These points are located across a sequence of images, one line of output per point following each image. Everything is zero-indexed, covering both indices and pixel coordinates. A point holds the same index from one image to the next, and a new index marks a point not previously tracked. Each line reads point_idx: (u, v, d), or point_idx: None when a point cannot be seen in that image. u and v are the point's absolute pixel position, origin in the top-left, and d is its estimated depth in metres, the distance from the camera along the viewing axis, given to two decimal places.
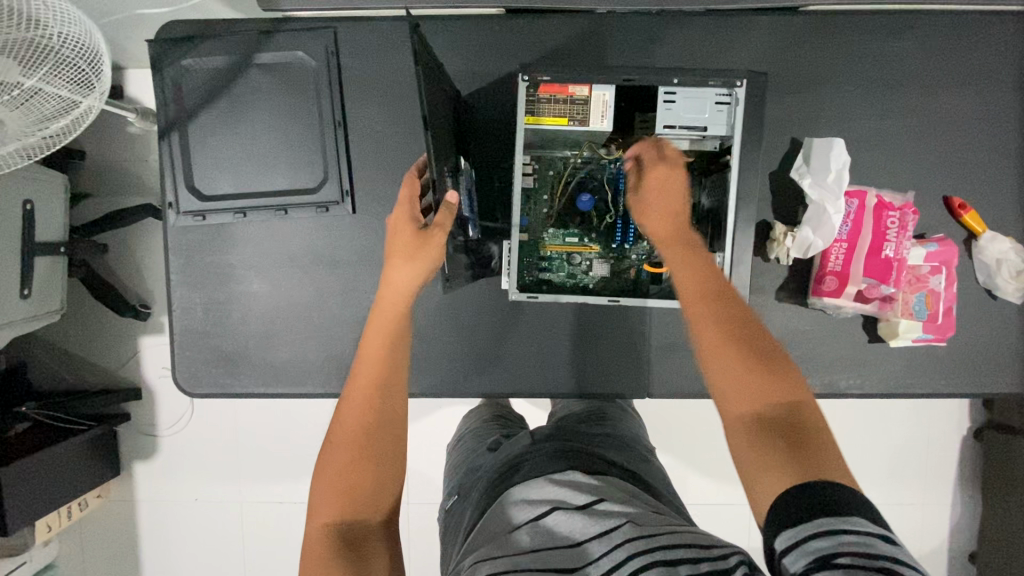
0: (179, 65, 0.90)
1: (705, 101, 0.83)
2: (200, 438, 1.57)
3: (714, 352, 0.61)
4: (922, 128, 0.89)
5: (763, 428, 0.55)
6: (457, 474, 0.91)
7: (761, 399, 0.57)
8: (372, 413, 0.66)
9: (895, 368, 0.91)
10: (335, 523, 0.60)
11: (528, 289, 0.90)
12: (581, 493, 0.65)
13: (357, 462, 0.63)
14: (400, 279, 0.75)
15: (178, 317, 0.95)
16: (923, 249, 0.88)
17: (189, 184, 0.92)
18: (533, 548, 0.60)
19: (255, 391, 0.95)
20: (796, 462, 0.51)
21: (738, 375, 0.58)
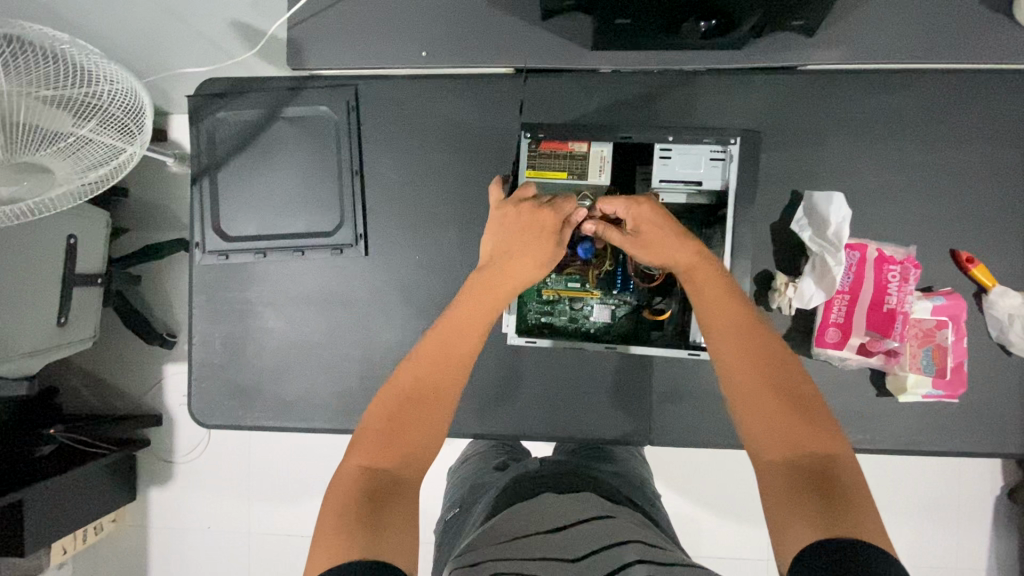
0: (213, 117, 0.98)
1: (700, 157, 0.86)
2: (221, 464, 1.64)
3: (750, 400, 0.63)
4: (923, 183, 0.89)
5: (796, 477, 0.57)
6: (463, 491, 0.96)
7: (792, 447, 0.60)
8: (441, 379, 0.70)
9: (907, 423, 0.89)
10: (374, 467, 0.63)
11: (528, 331, 0.92)
12: (595, 510, 0.69)
13: (403, 420, 0.67)
14: (521, 272, 0.78)
15: (198, 349, 1.00)
16: (929, 302, 0.87)
17: (215, 226, 0.98)
18: (539, 553, 0.61)
19: (265, 425, 0.98)
20: (829, 514, 0.53)
21: (770, 424, 0.61)
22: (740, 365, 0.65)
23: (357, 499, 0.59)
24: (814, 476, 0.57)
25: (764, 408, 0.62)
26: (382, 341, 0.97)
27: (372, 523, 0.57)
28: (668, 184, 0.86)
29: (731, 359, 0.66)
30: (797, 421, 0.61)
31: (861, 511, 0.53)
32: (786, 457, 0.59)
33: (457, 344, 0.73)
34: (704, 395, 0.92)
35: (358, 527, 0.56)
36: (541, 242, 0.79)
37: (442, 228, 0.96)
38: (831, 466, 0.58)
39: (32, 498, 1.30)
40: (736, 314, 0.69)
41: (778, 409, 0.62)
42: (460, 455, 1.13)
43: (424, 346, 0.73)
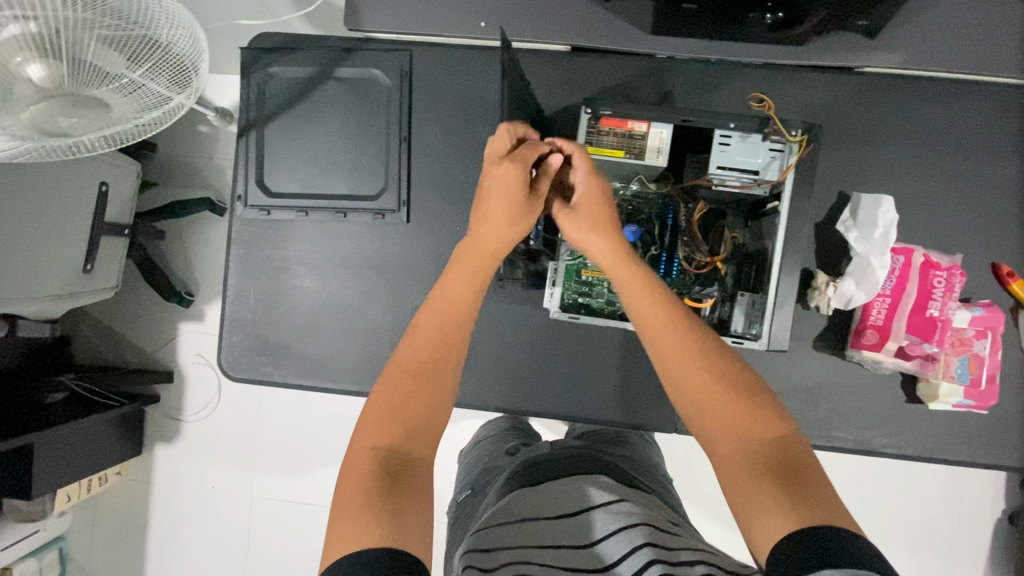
0: (265, 72, 0.97)
1: (760, 148, 0.80)
2: (234, 424, 1.67)
3: (694, 399, 0.65)
4: (971, 195, 0.89)
5: (753, 463, 0.59)
6: (477, 472, 0.97)
7: (740, 436, 0.62)
8: (438, 351, 0.71)
9: (935, 431, 0.89)
10: (382, 448, 0.63)
11: (572, 308, 0.92)
12: (605, 491, 0.70)
13: (408, 395, 0.68)
14: (495, 232, 0.77)
15: (230, 303, 0.99)
16: (968, 312, 0.87)
17: (258, 181, 0.98)
18: (548, 534, 0.64)
19: (293, 383, 0.98)
20: (785, 500, 0.54)
21: (716, 419, 0.63)
22: (681, 372, 0.66)
23: (371, 480, 0.60)
24: (768, 461, 0.59)
25: (713, 405, 0.64)
26: (417, 309, 0.97)
27: (387, 500, 0.58)
28: (724, 171, 0.81)
29: (671, 367, 0.67)
30: (744, 414, 0.62)
31: (812, 494, 0.55)
32: (742, 447, 0.61)
33: (454, 311, 0.74)
34: None
35: (377, 506, 0.57)
36: (511, 200, 0.77)
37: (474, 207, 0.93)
38: (780, 450, 0.60)
39: (42, 442, 1.32)
40: (663, 310, 0.70)
41: (726, 404, 0.63)
42: (474, 437, 1.15)
43: (420, 320, 0.74)
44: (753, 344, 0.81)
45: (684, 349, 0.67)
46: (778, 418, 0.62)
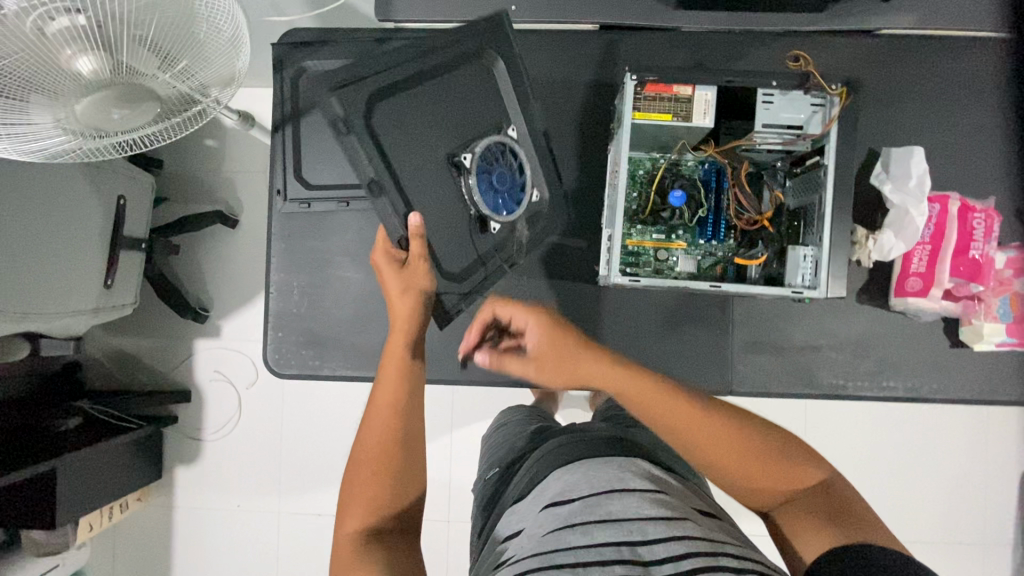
0: (298, 66, 0.98)
1: (802, 103, 0.83)
2: (259, 439, 1.64)
3: (720, 465, 0.67)
4: (993, 142, 0.93)
5: (797, 506, 0.64)
6: (506, 453, 0.96)
7: (777, 486, 0.66)
8: (390, 402, 0.76)
9: (980, 372, 0.92)
10: (362, 524, 0.68)
11: (627, 275, 0.87)
12: (641, 478, 0.67)
13: (371, 465, 0.72)
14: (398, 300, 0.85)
15: (273, 299, 0.98)
16: (1002, 254, 0.90)
17: (297, 174, 0.98)
18: (578, 517, 0.60)
19: (342, 375, 0.97)
20: (839, 530, 0.60)
21: (748, 473, 0.66)
22: (697, 444, 0.67)
23: (356, 557, 0.65)
24: (814, 503, 0.64)
25: (735, 462, 0.66)
26: None
27: (372, 567, 0.64)
28: (770, 128, 0.83)
29: (686, 440, 0.68)
30: (768, 464, 0.66)
31: (858, 518, 0.61)
32: (784, 492, 0.66)
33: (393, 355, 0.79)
34: (783, 347, 0.94)
35: (366, 573, 0.63)
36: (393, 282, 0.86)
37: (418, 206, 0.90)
38: (814, 490, 0.65)
39: (63, 466, 1.27)
40: (652, 387, 0.69)
41: (751, 459, 0.66)
42: (492, 427, 1.15)
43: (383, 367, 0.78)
44: (811, 296, 0.82)
45: (694, 414, 0.67)
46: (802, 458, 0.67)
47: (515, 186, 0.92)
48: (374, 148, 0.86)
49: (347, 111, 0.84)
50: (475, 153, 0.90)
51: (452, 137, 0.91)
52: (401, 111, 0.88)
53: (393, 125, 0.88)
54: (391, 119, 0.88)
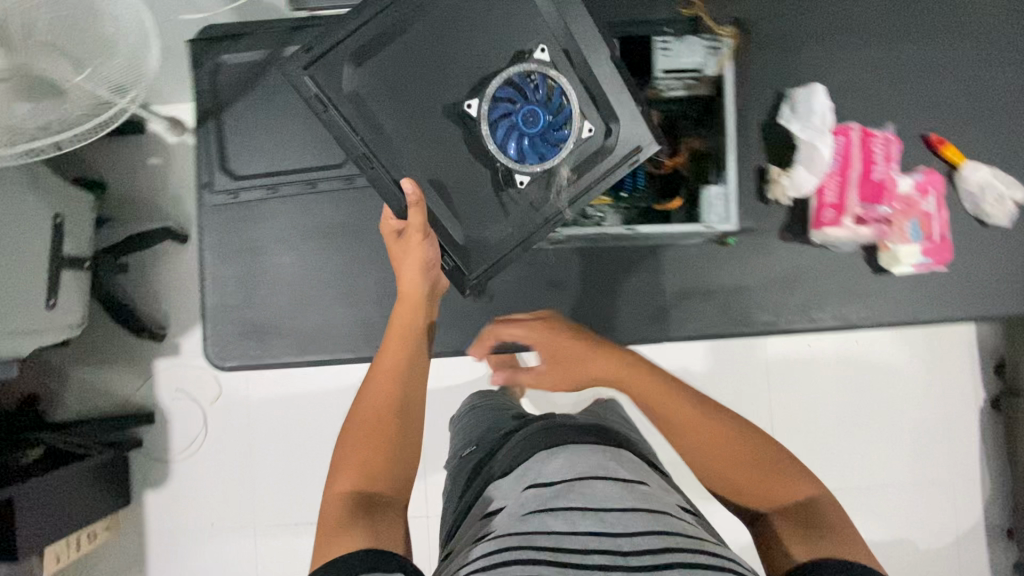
0: (215, 61, 0.99)
1: (696, 49, 0.91)
2: (231, 454, 1.61)
3: (719, 466, 0.73)
4: (891, 75, 0.97)
5: (786, 515, 0.69)
6: (480, 430, 0.99)
7: (771, 494, 0.71)
8: (391, 387, 0.80)
9: (902, 295, 0.95)
10: (354, 488, 0.71)
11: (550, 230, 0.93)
12: (626, 470, 0.71)
13: (369, 436, 0.75)
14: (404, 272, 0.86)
15: (209, 293, 0.98)
16: (908, 177, 0.93)
17: (223, 165, 0.98)
18: (566, 503, 0.64)
19: (286, 362, 0.97)
20: (819, 538, 0.65)
21: (739, 476, 0.72)
22: (698, 445, 0.74)
23: (345, 515, 0.68)
24: (801, 515, 0.69)
25: (734, 465, 0.73)
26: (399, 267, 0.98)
27: (360, 524, 0.67)
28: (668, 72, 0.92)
29: (689, 439, 0.75)
30: (763, 476, 0.72)
31: (841, 537, 0.65)
32: (777, 503, 0.71)
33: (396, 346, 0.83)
34: (715, 289, 0.97)
35: (353, 527, 0.66)
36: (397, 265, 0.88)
37: (428, 173, 0.87)
38: (806, 504, 0.70)
39: (23, 494, 1.22)
40: (661, 391, 0.78)
41: (750, 470, 0.72)
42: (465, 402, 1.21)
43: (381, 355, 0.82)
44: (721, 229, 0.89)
45: (703, 418, 0.75)
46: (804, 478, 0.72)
47: (546, 126, 0.86)
48: (354, 118, 0.85)
49: (324, 82, 0.83)
50: (488, 98, 0.86)
51: (461, 85, 0.87)
52: (385, 66, 0.86)
53: (377, 83, 0.86)
54: (374, 77, 0.85)
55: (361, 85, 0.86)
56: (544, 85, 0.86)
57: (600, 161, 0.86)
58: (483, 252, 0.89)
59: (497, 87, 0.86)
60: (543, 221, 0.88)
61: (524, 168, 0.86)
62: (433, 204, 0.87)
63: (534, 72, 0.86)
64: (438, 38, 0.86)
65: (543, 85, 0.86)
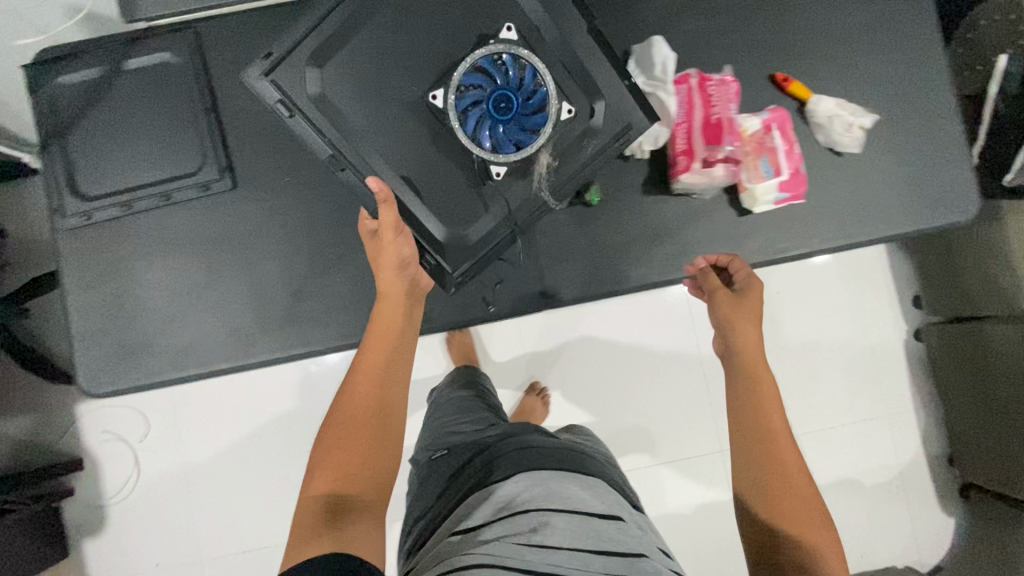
0: (53, 83, 0.96)
1: None
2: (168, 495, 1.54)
3: (749, 458, 0.75)
4: (732, 20, 0.98)
5: (782, 532, 0.70)
6: (456, 437, 0.94)
7: (780, 502, 0.71)
8: (375, 398, 0.77)
9: (769, 234, 0.97)
10: (329, 493, 0.70)
11: None
12: (610, 502, 0.70)
13: (347, 442, 0.73)
14: (385, 277, 0.85)
15: (76, 320, 0.95)
16: (756, 116, 0.94)
17: (73, 188, 0.95)
18: (563, 538, 0.62)
19: (163, 380, 0.95)
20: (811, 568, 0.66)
21: (758, 472, 0.74)
22: (743, 436, 0.77)
23: (319, 522, 0.66)
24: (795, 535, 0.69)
25: (756, 465, 0.74)
26: (269, 270, 0.96)
27: (331, 530, 0.65)
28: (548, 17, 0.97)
29: (739, 428, 0.78)
30: (784, 480, 0.72)
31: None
32: (781, 516, 0.70)
33: (383, 359, 0.81)
34: (587, 251, 0.98)
35: (323, 532, 0.65)
36: (383, 274, 0.85)
37: (401, 170, 0.90)
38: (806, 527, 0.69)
39: None
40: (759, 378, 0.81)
41: (774, 471, 0.73)
42: (437, 391, 1.16)
43: (359, 367, 0.80)
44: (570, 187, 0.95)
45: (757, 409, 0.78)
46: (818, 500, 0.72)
47: (519, 108, 0.85)
48: (320, 118, 0.88)
49: (292, 87, 0.88)
50: (454, 88, 0.86)
51: (425, 77, 0.91)
52: (350, 66, 0.90)
53: (348, 85, 0.89)
54: (340, 77, 0.89)
55: (333, 86, 0.89)
56: (514, 65, 0.85)
57: (585, 144, 0.88)
58: (463, 250, 0.92)
59: (464, 74, 0.86)
60: (529, 210, 0.90)
61: (498, 157, 0.86)
62: (407, 202, 0.90)
63: (502, 53, 0.86)
64: (402, 35, 0.90)
65: (512, 65, 0.85)
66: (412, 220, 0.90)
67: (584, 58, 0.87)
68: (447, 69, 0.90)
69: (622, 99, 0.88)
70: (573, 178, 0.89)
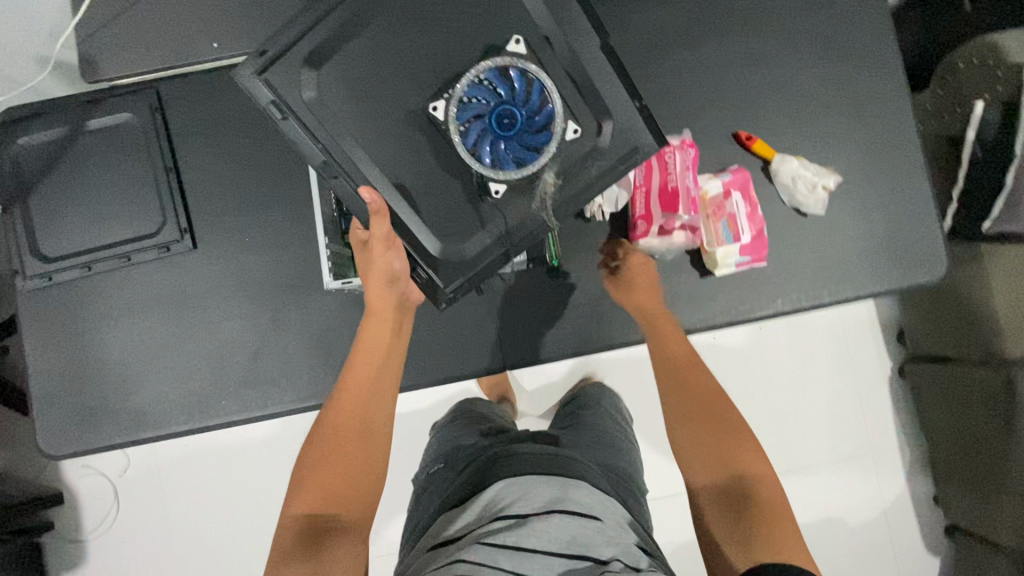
0: (15, 145, 0.96)
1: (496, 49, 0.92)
2: (140, 553, 1.47)
3: (681, 426, 0.85)
4: (697, 77, 0.97)
5: (723, 496, 0.74)
6: (452, 451, 0.89)
7: (717, 471, 0.77)
8: (364, 419, 0.78)
9: (731, 295, 0.95)
10: (311, 513, 0.71)
11: (344, 274, 0.93)
12: (612, 514, 0.66)
13: (333, 462, 0.75)
14: (375, 291, 0.84)
15: (36, 381, 0.95)
16: (718, 179, 0.93)
17: (33, 250, 0.95)
18: (553, 542, 0.60)
19: (122, 442, 0.95)
20: (750, 535, 0.68)
21: (696, 444, 0.81)
22: (678, 408, 0.87)
23: (297, 542, 0.68)
24: (736, 500, 0.73)
25: (695, 437, 0.82)
26: (229, 330, 0.96)
27: (309, 549, 0.66)
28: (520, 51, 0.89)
29: (673, 404, 0.88)
30: (720, 447, 0.80)
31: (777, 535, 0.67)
32: (712, 480, 0.77)
33: (371, 379, 0.82)
34: (548, 312, 0.96)
35: (300, 552, 0.66)
36: (374, 286, 0.83)
37: (395, 176, 0.81)
38: (747, 491, 0.74)
39: None
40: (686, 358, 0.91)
41: (706, 440, 0.81)
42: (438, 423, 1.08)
43: (348, 385, 0.81)
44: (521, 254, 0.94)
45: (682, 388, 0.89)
46: (757, 464, 0.77)
47: (523, 126, 0.79)
48: (310, 125, 0.78)
49: (285, 88, 0.77)
50: (455, 100, 0.79)
51: (429, 81, 0.81)
52: (346, 71, 0.79)
53: (343, 88, 0.79)
54: (339, 84, 0.79)
55: (329, 94, 0.79)
56: (521, 80, 0.79)
57: (588, 164, 0.80)
58: (459, 265, 0.84)
59: (467, 87, 0.79)
60: (531, 231, 0.82)
61: (498, 176, 0.80)
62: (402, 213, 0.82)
63: (509, 66, 0.79)
64: (412, 44, 0.80)
65: (519, 79, 0.79)
66: (405, 230, 0.82)
67: (590, 94, 0.80)
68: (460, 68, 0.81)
69: (635, 120, 0.79)
70: (579, 196, 0.81)
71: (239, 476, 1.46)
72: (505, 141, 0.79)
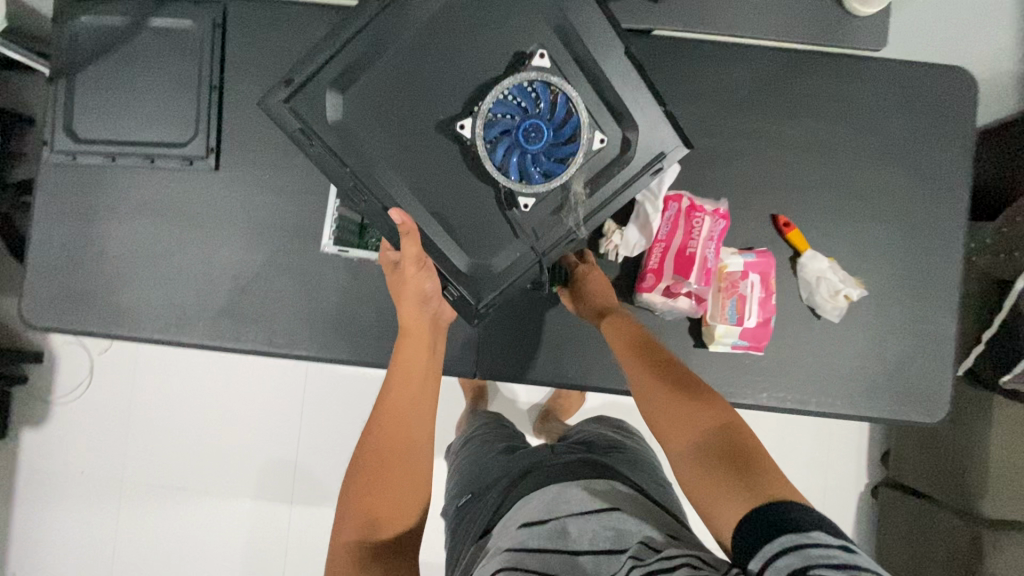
0: (78, 22, 0.97)
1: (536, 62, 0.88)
2: (77, 445, 1.41)
3: (644, 394, 0.73)
4: (754, 148, 0.93)
5: (701, 452, 0.64)
6: (473, 478, 0.87)
7: (687, 432, 0.67)
8: (402, 437, 0.77)
9: (717, 374, 0.93)
10: (360, 537, 0.69)
11: (343, 242, 0.95)
12: (625, 505, 0.67)
13: (375, 482, 0.73)
14: (406, 310, 0.82)
15: (35, 248, 0.98)
16: (740, 257, 0.90)
17: (66, 125, 0.96)
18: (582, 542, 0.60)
19: (97, 331, 0.97)
20: (742, 482, 0.58)
21: (659, 413, 0.70)
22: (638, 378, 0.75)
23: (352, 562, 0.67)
24: (721, 449, 0.63)
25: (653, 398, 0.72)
26: (225, 257, 0.97)
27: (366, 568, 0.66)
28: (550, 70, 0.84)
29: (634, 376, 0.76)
30: (682, 406, 0.69)
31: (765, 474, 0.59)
32: (687, 438, 0.66)
33: (401, 392, 0.80)
34: (532, 334, 0.94)
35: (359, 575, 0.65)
36: (405, 305, 0.82)
37: (429, 203, 0.80)
38: (724, 437, 0.65)
39: None
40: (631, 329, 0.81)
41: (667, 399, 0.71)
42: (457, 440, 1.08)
43: (385, 402, 0.79)
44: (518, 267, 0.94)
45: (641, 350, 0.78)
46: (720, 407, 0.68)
47: (550, 140, 0.75)
48: (337, 151, 0.76)
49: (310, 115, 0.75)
50: (481, 117, 0.75)
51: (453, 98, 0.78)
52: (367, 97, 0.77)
53: (364, 114, 0.77)
54: (361, 103, 0.77)
55: (352, 113, 0.77)
56: (547, 93, 0.75)
57: (615, 177, 0.78)
58: (489, 280, 0.83)
59: (492, 102, 0.74)
60: (559, 237, 0.80)
61: (525, 191, 0.77)
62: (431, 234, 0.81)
63: (532, 80, 0.75)
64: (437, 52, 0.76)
65: (543, 94, 0.75)
66: (434, 249, 0.81)
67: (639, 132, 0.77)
68: (478, 87, 0.77)
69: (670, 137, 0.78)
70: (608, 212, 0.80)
71: (194, 399, 1.40)
72: (529, 156, 0.76)
